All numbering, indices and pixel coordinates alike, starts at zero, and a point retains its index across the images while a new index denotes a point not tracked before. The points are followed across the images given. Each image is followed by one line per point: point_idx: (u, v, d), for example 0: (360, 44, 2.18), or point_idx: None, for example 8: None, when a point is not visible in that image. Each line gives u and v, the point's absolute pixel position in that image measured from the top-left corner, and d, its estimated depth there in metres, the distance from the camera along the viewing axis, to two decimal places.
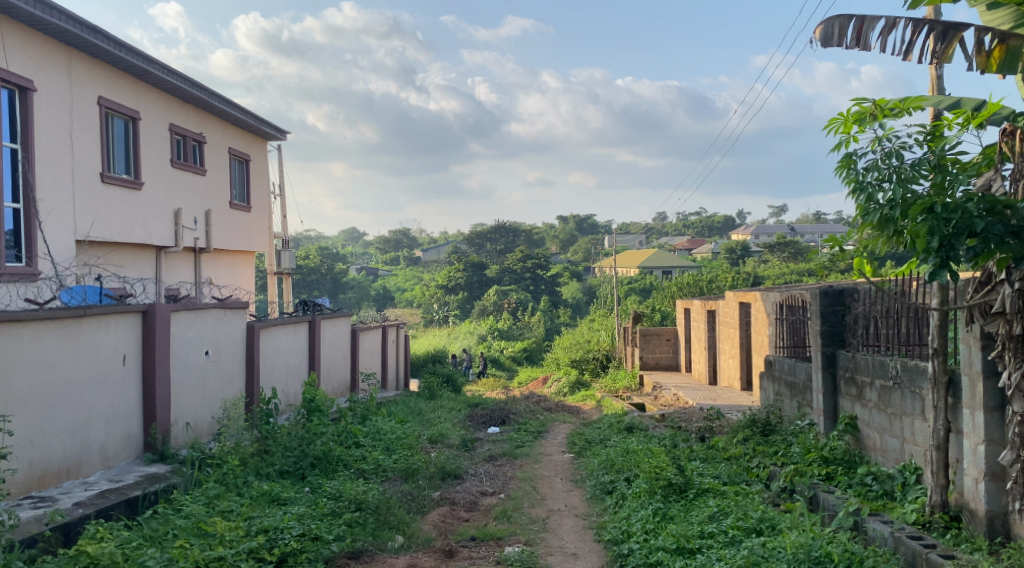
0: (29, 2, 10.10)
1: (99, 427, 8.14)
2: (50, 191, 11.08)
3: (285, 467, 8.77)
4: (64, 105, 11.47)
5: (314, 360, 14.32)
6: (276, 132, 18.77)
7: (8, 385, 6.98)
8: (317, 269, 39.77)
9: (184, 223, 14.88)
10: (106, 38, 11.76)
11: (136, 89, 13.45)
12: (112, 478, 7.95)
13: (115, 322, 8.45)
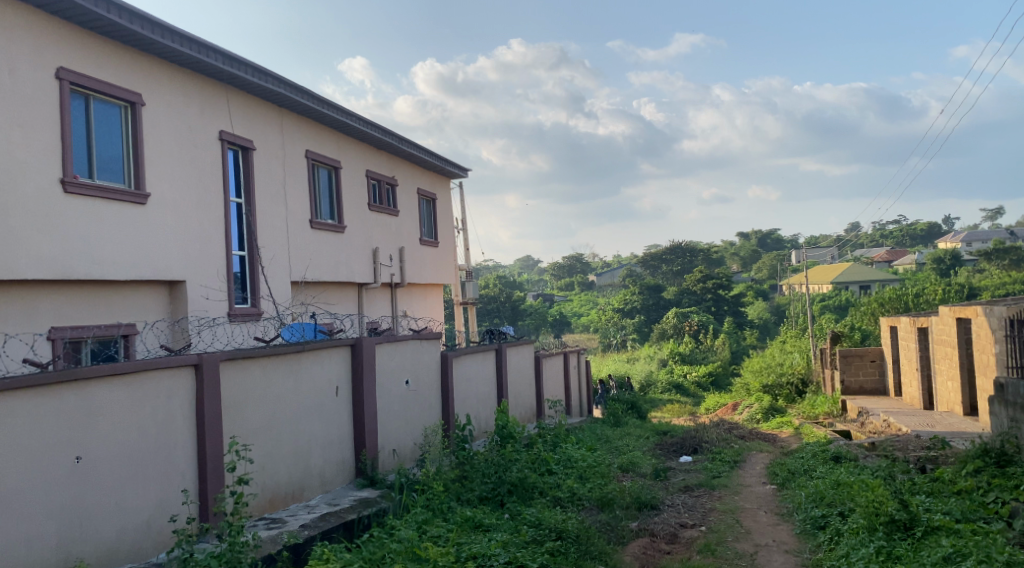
0: (248, 71, 11.34)
1: (318, 454, 8.84)
2: (271, 239, 12.31)
3: (484, 493, 9.01)
4: (279, 160, 12.72)
5: (502, 388, 14.71)
6: (459, 169, 19.71)
7: (245, 416, 7.75)
8: (496, 298, 40.82)
9: (381, 260, 15.92)
10: (312, 97, 12.94)
11: (337, 140, 14.66)
12: (331, 501, 8.59)
13: (328, 356, 9.16)
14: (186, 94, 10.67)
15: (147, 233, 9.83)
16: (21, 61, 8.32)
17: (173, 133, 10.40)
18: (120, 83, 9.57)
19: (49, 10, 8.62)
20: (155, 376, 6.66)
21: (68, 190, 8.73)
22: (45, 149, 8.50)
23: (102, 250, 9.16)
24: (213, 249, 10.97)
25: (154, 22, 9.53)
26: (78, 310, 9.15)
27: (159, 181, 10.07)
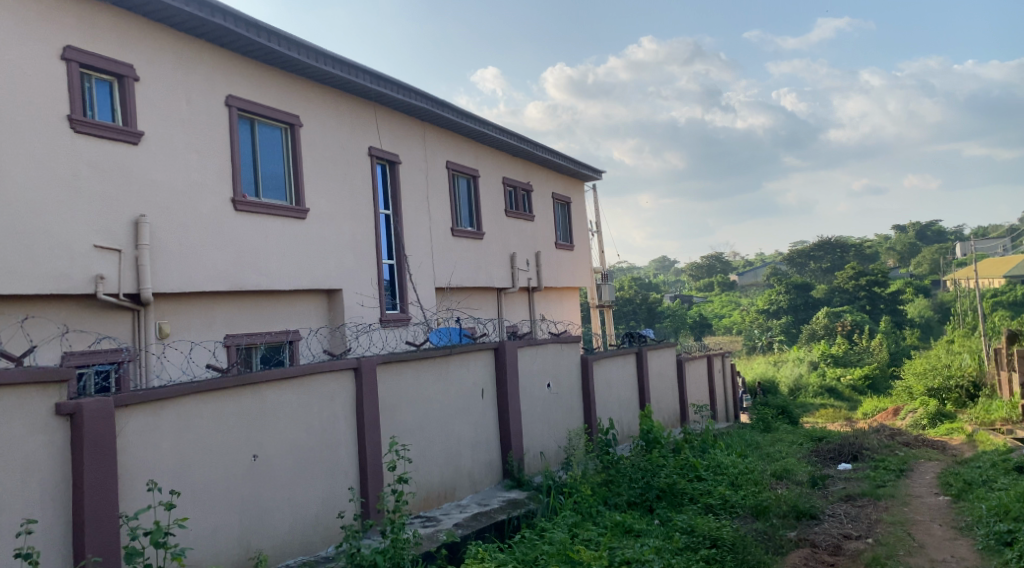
0: (393, 88, 11.84)
1: (467, 454, 9.08)
2: (416, 248, 12.80)
3: (632, 498, 8.93)
4: (422, 172, 13.20)
5: (644, 391, 14.51)
6: (592, 171, 19.70)
7: (399, 417, 8.08)
8: (632, 300, 40.36)
9: (518, 265, 16.15)
10: (452, 109, 13.34)
11: (475, 150, 15.04)
12: (481, 501, 8.80)
13: (474, 360, 9.41)
14: (337, 113, 11.29)
15: (306, 246, 10.46)
16: (196, 92, 9.09)
17: (327, 151, 11.03)
18: (280, 107, 10.27)
19: (219, 42, 9.36)
20: (319, 379, 7.09)
21: (238, 209, 9.46)
22: (217, 172, 9.26)
23: (267, 262, 9.83)
24: (365, 259, 11.53)
25: (309, 47, 10.13)
26: (248, 319, 9.86)
27: (316, 196, 10.71)
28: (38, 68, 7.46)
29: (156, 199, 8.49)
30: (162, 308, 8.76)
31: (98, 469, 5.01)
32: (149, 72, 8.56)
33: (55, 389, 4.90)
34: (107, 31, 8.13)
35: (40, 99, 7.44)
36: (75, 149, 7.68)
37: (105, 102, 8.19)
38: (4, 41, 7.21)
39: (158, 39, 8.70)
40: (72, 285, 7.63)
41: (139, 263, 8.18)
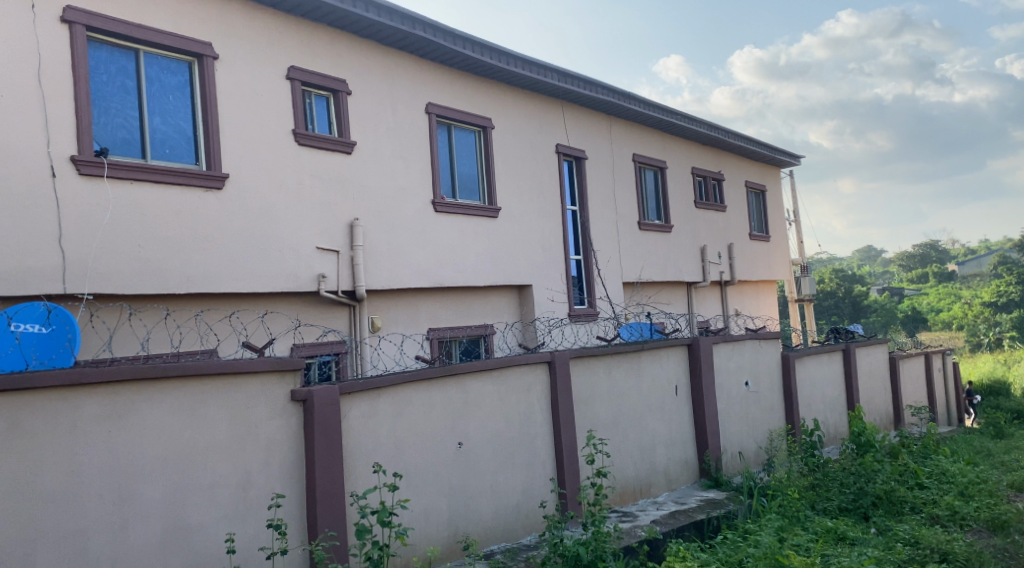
0: (581, 85, 11.94)
1: (662, 451, 8.95)
2: (606, 243, 12.82)
3: (843, 504, 8.37)
4: (609, 166, 13.18)
5: (852, 391, 13.53)
6: (789, 157, 18.68)
7: (593, 411, 8.13)
8: (834, 293, 37.86)
9: (710, 258, 15.67)
10: (638, 100, 13.21)
11: (663, 142, 14.79)
12: (678, 499, 8.65)
13: (667, 355, 9.26)
14: (526, 113, 11.57)
15: (499, 244, 10.82)
16: (400, 101, 9.69)
17: (517, 150, 11.33)
18: (474, 111, 10.69)
19: (419, 53, 9.92)
20: (517, 372, 7.33)
21: (437, 210, 9.96)
22: (419, 176, 9.81)
23: (464, 261, 10.27)
24: (555, 255, 11.72)
25: (501, 51, 10.45)
26: (448, 313, 10.36)
27: (508, 195, 11.04)
28: (267, 89, 8.26)
29: (367, 203, 9.13)
30: (374, 304, 9.40)
31: (327, 450, 5.47)
32: (359, 85, 9.22)
33: (290, 376, 5.43)
34: (323, 50, 8.86)
35: (270, 116, 8.23)
36: (299, 160, 8.44)
37: (322, 116, 8.97)
38: (240, 66, 8.05)
39: (365, 54, 9.35)
40: (299, 283, 8.35)
41: (353, 263, 8.85)
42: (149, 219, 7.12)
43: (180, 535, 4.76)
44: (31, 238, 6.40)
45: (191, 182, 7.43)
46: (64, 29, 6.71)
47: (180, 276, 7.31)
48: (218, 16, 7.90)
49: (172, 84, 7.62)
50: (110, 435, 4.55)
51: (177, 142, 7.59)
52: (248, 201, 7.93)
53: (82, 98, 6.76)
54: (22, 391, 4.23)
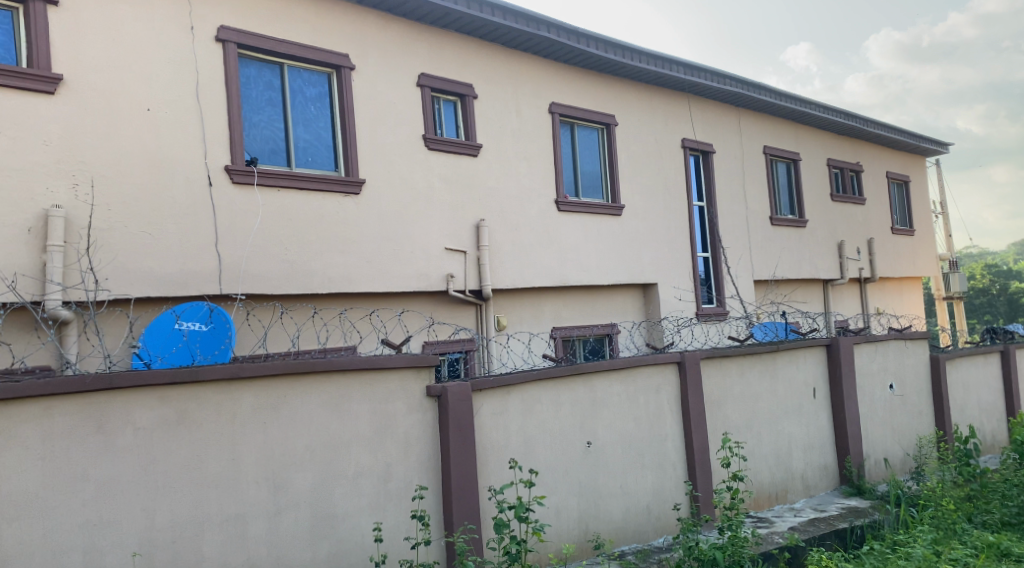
0: (708, 77, 11.63)
1: (799, 456, 8.59)
2: (736, 239, 12.44)
3: (1006, 517, 7.72)
4: (738, 160, 12.78)
5: (1011, 395, 12.47)
6: (935, 145, 17.47)
7: (726, 413, 7.90)
8: (987, 290, 35.06)
9: (848, 254, 14.88)
10: (769, 91, 12.73)
11: (796, 133, 14.19)
12: (817, 507, 8.27)
13: (804, 356, 8.87)
14: (651, 109, 11.40)
15: (624, 242, 10.73)
16: (525, 102, 9.79)
17: (643, 147, 11.19)
18: (598, 109, 10.66)
19: (543, 53, 9.97)
20: (646, 371, 7.25)
21: (561, 209, 10.00)
22: (543, 176, 9.89)
23: (589, 259, 10.26)
24: (681, 253, 11.50)
25: (626, 47, 10.34)
26: (573, 312, 10.38)
27: (633, 193, 10.93)
28: (399, 96, 8.56)
29: (494, 204, 9.29)
30: (501, 303, 9.54)
31: (461, 446, 5.61)
32: (485, 88, 9.39)
33: (426, 373, 5.62)
34: (451, 56, 9.08)
35: (402, 121, 8.53)
36: (428, 163, 8.70)
37: (450, 121, 9.21)
38: (374, 74, 8.38)
39: (491, 57, 9.51)
40: (430, 283, 8.59)
41: (480, 263, 9.02)
42: (293, 224, 7.54)
43: (327, 523, 5.02)
44: (192, 243, 6.90)
45: (330, 188, 7.81)
46: (218, 48, 7.23)
47: (321, 277, 7.69)
48: (354, 28, 8.25)
49: (313, 95, 8.05)
50: (265, 426, 4.84)
51: (318, 150, 8.02)
52: (383, 205, 8.25)
53: (234, 112, 7.25)
54: (189, 384, 4.55)
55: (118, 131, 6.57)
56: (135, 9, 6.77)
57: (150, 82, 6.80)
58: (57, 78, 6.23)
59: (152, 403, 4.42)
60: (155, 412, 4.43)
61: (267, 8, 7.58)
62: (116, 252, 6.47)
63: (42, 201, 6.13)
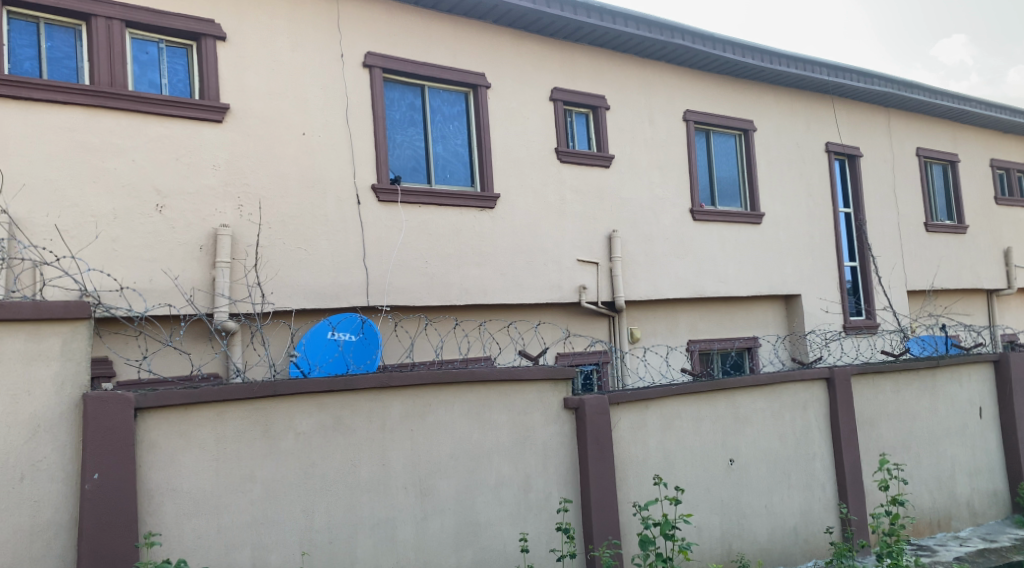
0: (854, 78, 11.06)
1: (964, 480, 7.95)
2: (886, 247, 11.73)
3: None
4: (889, 163, 12.05)
5: None
6: None
7: (880, 433, 7.45)
8: None
9: (1016, 261, 13.67)
10: (923, 89, 11.93)
11: (953, 132, 13.21)
12: (986, 536, 7.63)
13: (967, 373, 8.22)
14: (792, 113, 10.97)
15: (764, 251, 10.36)
16: (658, 111, 9.69)
17: (783, 152, 10.78)
18: (734, 115, 10.38)
19: (678, 60, 9.82)
20: (791, 387, 6.96)
21: (697, 219, 9.79)
22: (677, 185, 9.73)
23: (726, 270, 9.98)
24: (826, 262, 10.97)
25: (765, 51, 10.01)
26: (711, 324, 10.13)
27: (773, 200, 10.54)
28: (534, 110, 8.69)
29: (627, 215, 9.23)
30: (635, 315, 9.45)
31: (600, 460, 5.59)
32: (619, 100, 9.37)
33: (563, 385, 5.66)
34: (585, 69, 9.13)
35: (536, 136, 8.65)
36: (562, 176, 8.77)
37: (583, 133, 9.25)
38: (510, 91, 8.55)
39: (625, 68, 9.48)
40: (563, 295, 8.63)
41: (613, 274, 8.97)
42: (432, 238, 7.80)
43: (470, 530, 5.14)
44: (342, 259, 7.28)
45: (468, 203, 8.03)
46: (364, 73, 7.62)
47: (459, 289, 7.90)
48: (491, 47, 8.47)
49: (451, 114, 8.32)
50: (412, 434, 5.03)
51: (455, 166, 8.27)
52: (518, 218, 8.39)
53: (379, 133, 7.62)
54: (343, 392, 4.80)
55: (277, 154, 7.04)
56: (292, 41, 7.25)
57: (304, 107, 7.24)
58: (223, 107, 6.73)
59: (311, 410, 4.69)
60: (314, 418, 4.69)
61: (409, 33, 7.92)
62: (275, 267, 6.92)
63: (212, 221, 6.65)
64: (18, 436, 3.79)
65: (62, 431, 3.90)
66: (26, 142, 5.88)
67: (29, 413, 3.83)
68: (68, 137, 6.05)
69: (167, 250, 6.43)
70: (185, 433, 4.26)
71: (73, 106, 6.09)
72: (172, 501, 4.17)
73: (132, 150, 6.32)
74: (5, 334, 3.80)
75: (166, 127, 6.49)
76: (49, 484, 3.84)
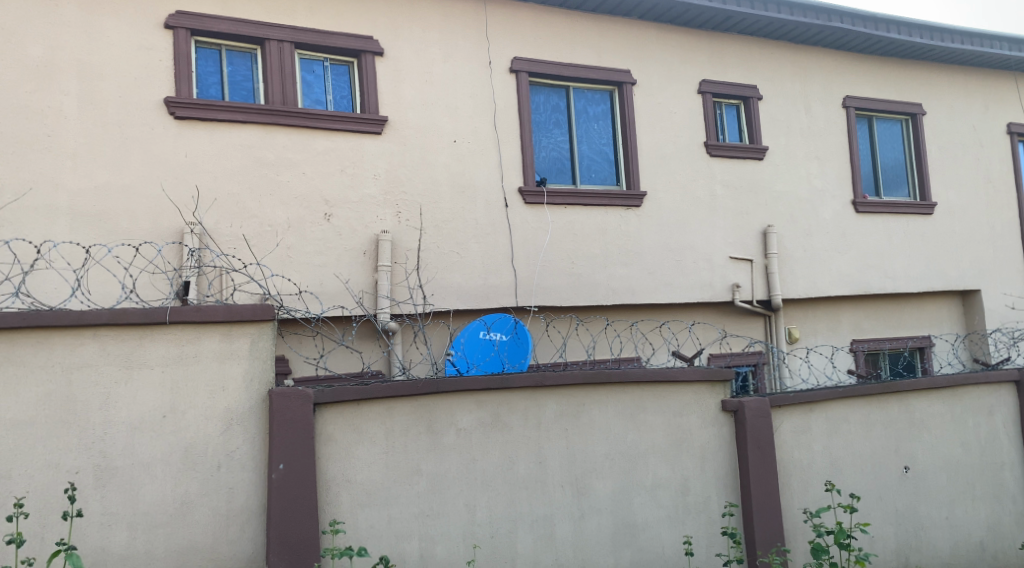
0: None
1: None
2: None
3: None
4: None
5: None
6: None
7: None
8: None
9: None
10: None
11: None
12: None
13: None
14: (967, 94, 10.12)
15: (936, 244, 9.61)
16: (815, 99, 9.22)
17: (956, 136, 9.97)
18: (900, 99, 9.71)
19: (835, 44, 9.30)
20: (974, 391, 6.41)
21: (859, 211, 9.23)
22: (837, 176, 9.22)
23: (894, 265, 9.34)
24: (1009, 254, 10.03)
25: (935, 28, 9.29)
26: (878, 323, 9.51)
27: (945, 188, 9.77)
28: (682, 105, 8.51)
29: (783, 209, 8.84)
30: (793, 314, 9.03)
31: (762, 464, 5.39)
32: (771, 90, 9.00)
33: (721, 386, 5.51)
34: (735, 60, 8.84)
35: (684, 131, 8.47)
36: (712, 171, 8.53)
37: (734, 126, 8.95)
38: (657, 87, 8.42)
39: (777, 56, 9.09)
40: (715, 293, 8.39)
41: (769, 271, 8.62)
42: (580, 238, 7.82)
43: (628, 530, 5.12)
44: (492, 261, 7.45)
45: (614, 202, 7.99)
46: (511, 78, 7.77)
47: (607, 288, 7.88)
48: (637, 43, 8.38)
49: (597, 113, 8.32)
50: (568, 432, 5.06)
51: (601, 166, 8.27)
52: (667, 216, 8.25)
53: (526, 136, 7.74)
54: (501, 390, 4.91)
55: (430, 161, 7.30)
56: (443, 51, 7.50)
57: (455, 115, 7.48)
58: (382, 119, 7.06)
59: (471, 407, 4.83)
60: (474, 415, 4.83)
61: (554, 35, 7.99)
62: (430, 270, 7.18)
63: (373, 227, 7.00)
64: (215, 427, 4.16)
65: (251, 424, 4.24)
66: (211, 160, 6.44)
67: (224, 407, 4.19)
68: (247, 153, 6.57)
69: (334, 256, 6.83)
70: (357, 427, 4.51)
71: (250, 125, 6.60)
72: (347, 492, 4.43)
73: (301, 163, 6.76)
74: (203, 335, 4.19)
75: (331, 140, 6.90)
76: (242, 472, 4.19)
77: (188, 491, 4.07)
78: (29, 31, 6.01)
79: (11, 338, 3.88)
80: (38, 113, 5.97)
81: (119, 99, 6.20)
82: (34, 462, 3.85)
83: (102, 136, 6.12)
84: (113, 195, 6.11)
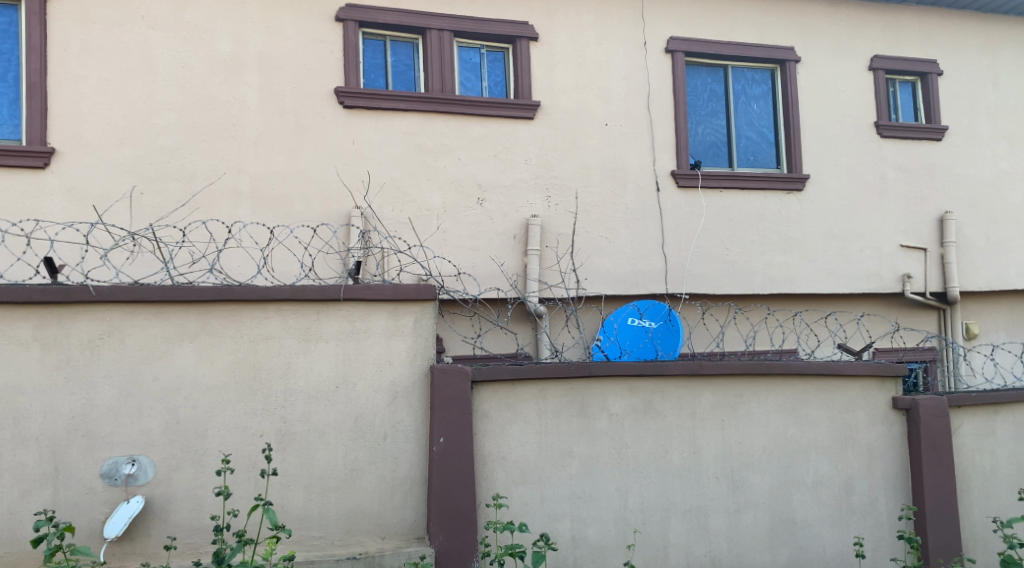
0: None
1: None
2: None
3: None
4: None
5: None
6: None
7: None
8: None
9: None
10: None
11: None
12: None
13: None
14: None
15: None
16: (1004, 73, 8.40)
17: None
18: None
19: None
20: None
21: None
22: None
23: None
24: None
25: None
26: None
27: None
28: (851, 83, 8.00)
29: (963, 193, 8.14)
30: (973, 307, 8.30)
31: (937, 467, 5.01)
32: (952, 64, 8.28)
33: (891, 382, 5.17)
34: (911, 32, 8.20)
35: (852, 110, 7.97)
36: (882, 153, 7.98)
37: (908, 104, 8.32)
38: (823, 64, 7.96)
39: (961, 26, 8.35)
40: (883, 284, 7.86)
41: (945, 260, 7.96)
42: (736, 224, 7.55)
43: (786, 527, 4.92)
44: (643, 246, 7.34)
45: (773, 186, 7.65)
46: (667, 59, 7.60)
47: (764, 276, 7.57)
48: (802, 19, 7.95)
49: (755, 94, 7.99)
50: (723, 423, 4.92)
51: (760, 149, 7.94)
52: (831, 201, 7.81)
53: (681, 118, 7.56)
54: (655, 377, 4.84)
55: (582, 146, 7.29)
56: (597, 34, 7.45)
57: (608, 98, 7.41)
58: (534, 105, 7.12)
59: (623, 392, 4.79)
60: (626, 401, 4.79)
61: (713, 14, 7.74)
62: (581, 255, 7.18)
63: (525, 212, 7.08)
64: (381, 401, 4.37)
65: (413, 399, 4.42)
66: (375, 146, 6.73)
67: (390, 381, 4.39)
68: (407, 140, 6.82)
69: (487, 240, 6.98)
70: (512, 407, 4.59)
71: (411, 112, 6.84)
72: (502, 469, 4.53)
73: (458, 149, 6.95)
74: (371, 312, 4.40)
75: (487, 126, 7.04)
76: (405, 444, 4.39)
77: (357, 459, 4.32)
78: (218, 29, 6.51)
79: (206, 309, 4.24)
80: (224, 103, 6.46)
81: (294, 91, 6.61)
82: (226, 424, 4.20)
83: (279, 125, 6.55)
84: (289, 179, 6.53)
